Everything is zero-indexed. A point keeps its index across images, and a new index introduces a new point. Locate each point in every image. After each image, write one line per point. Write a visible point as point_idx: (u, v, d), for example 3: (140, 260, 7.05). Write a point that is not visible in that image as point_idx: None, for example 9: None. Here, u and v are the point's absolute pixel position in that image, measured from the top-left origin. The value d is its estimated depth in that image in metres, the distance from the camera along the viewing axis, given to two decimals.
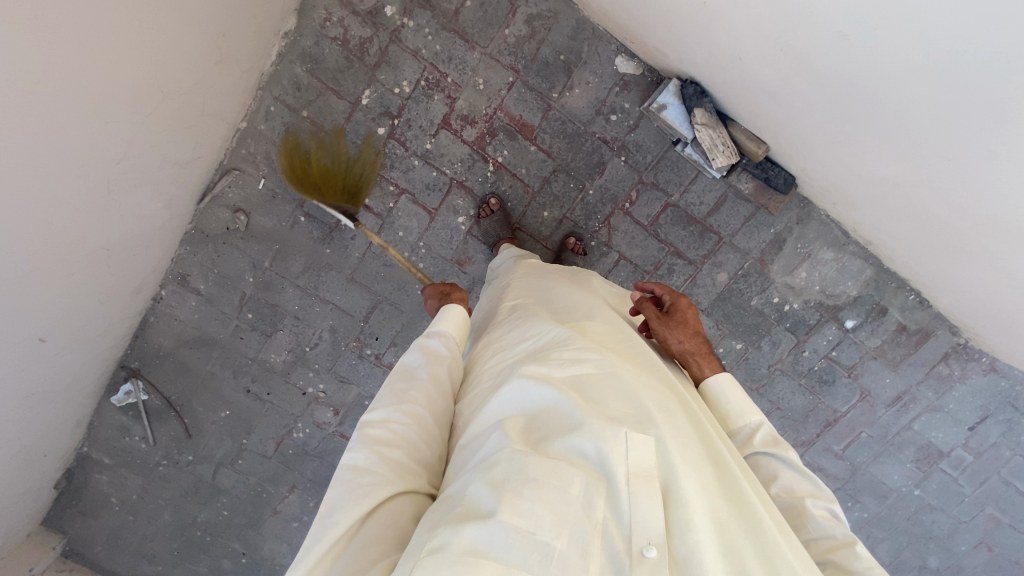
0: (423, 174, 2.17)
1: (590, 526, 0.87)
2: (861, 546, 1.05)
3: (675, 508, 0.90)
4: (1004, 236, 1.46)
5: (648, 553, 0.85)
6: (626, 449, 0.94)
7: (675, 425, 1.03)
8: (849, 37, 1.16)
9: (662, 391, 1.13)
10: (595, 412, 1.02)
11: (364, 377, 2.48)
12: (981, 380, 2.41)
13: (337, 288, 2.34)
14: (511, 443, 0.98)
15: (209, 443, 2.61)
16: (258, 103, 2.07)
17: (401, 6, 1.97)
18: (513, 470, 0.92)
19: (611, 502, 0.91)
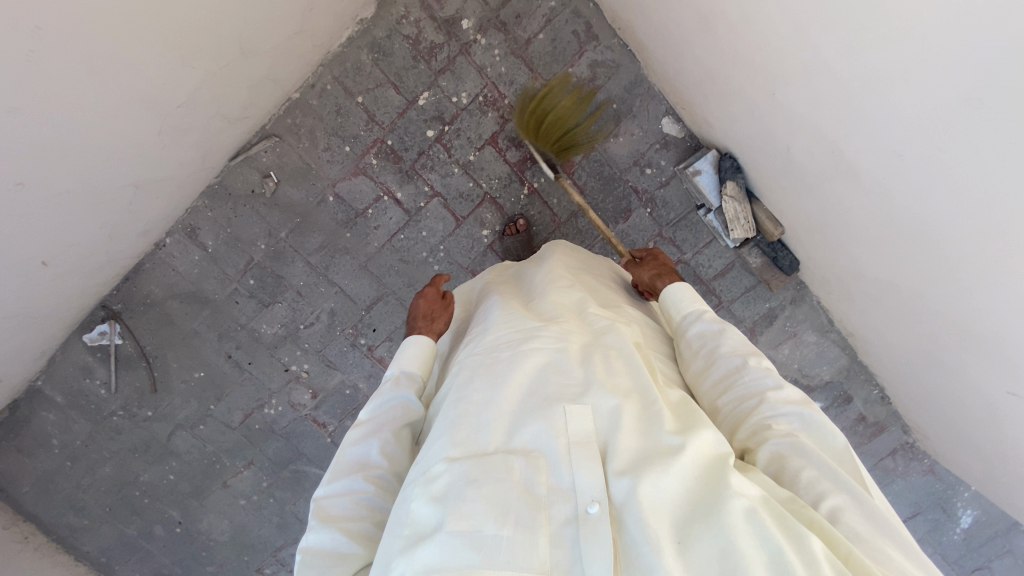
0: (460, 182, 2.23)
1: (536, 503, 0.92)
2: (786, 390, 1.10)
3: (614, 459, 0.95)
4: (964, 376, 1.66)
5: (591, 509, 0.89)
6: (562, 424, 1.00)
7: (612, 388, 1.05)
8: (904, 158, 1.24)
9: (602, 357, 1.14)
10: (530, 396, 1.07)
11: (350, 365, 2.45)
12: (920, 479, 2.61)
13: (347, 272, 2.34)
14: (451, 449, 1.00)
15: (172, 403, 2.50)
16: (316, 79, 2.09)
17: (478, 23, 2.06)
18: (456, 481, 0.95)
19: (554, 476, 0.96)
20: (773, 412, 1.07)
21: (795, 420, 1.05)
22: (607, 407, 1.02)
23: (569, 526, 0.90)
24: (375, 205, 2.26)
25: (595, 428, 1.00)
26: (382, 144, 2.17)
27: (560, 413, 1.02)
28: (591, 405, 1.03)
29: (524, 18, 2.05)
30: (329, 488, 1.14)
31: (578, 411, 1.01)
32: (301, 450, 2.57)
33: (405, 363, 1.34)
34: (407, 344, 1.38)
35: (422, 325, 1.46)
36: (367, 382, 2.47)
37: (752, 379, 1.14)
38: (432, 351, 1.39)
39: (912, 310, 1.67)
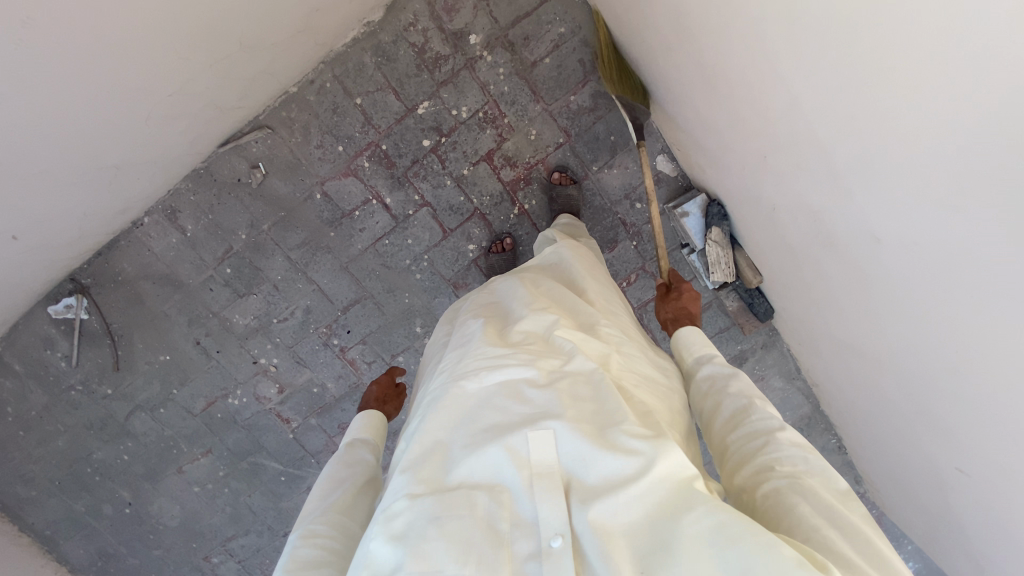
0: (450, 195, 2.22)
1: (498, 540, 0.88)
2: (792, 434, 1.03)
3: (578, 491, 0.91)
4: (916, 441, 1.71)
5: (554, 544, 0.85)
6: (524, 452, 0.95)
7: (576, 412, 1.00)
8: (881, 243, 1.28)
9: (566, 383, 1.08)
10: (494, 424, 1.01)
11: (320, 364, 2.43)
12: None
13: (327, 272, 2.31)
14: (412, 485, 0.95)
15: (134, 383, 2.44)
16: (316, 75, 2.06)
17: (486, 40, 2.04)
18: (416, 520, 0.90)
19: (517, 508, 0.92)
20: (779, 453, 0.99)
21: (801, 461, 0.97)
22: (570, 429, 0.95)
23: (530, 561, 0.86)
24: (363, 208, 2.23)
25: (558, 455, 0.95)
26: (376, 148, 2.15)
27: (522, 440, 0.96)
28: (551, 428, 0.97)
29: (532, 41, 2.05)
30: (291, 550, 1.06)
31: (541, 439, 0.95)
32: (262, 442, 2.55)
33: (359, 429, 1.39)
34: (357, 417, 1.44)
35: (374, 406, 1.50)
36: (336, 382, 2.46)
37: (759, 422, 1.07)
38: (385, 420, 1.45)
39: (873, 375, 1.73)
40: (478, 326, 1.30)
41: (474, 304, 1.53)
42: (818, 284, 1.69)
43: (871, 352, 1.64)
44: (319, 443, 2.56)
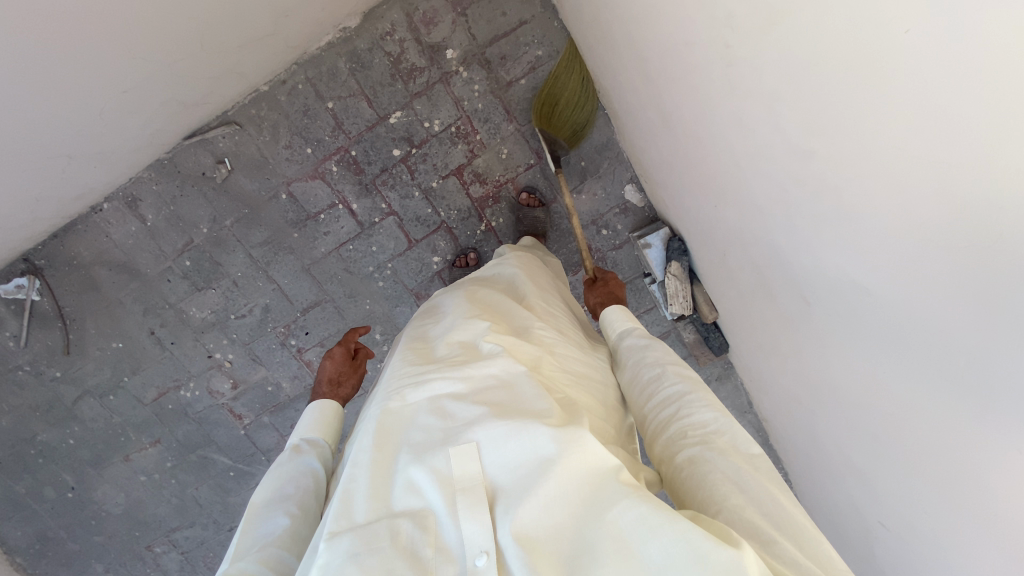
0: (418, 206, 2.21)
1: (421, 571, 0.76)
2: (699, 394, 1.02)
3: (503, 499, 0.81)
4: (845, 489, 1.76)
5: (481, 565, 0.75)
6: (448, 468, 0.85)
7: (497, 413, 0.91)
8: (799, 311, 1.32)
9: (495, 390, 0.99)
10: (416, 441, 0.91)
11: (276, 363, 2.43)
12: None
13: (289, 273, 2.30)
14: (326, 525, 0.82)
15: (84, 368, 2.40)
16: (288, 76, 2.04)
17: (462, 55, 2.04)
18: (331, 563, 0.76)
19: (442, 536, 0.80)
20: (689, 418, 0.99)
21: (710, 423, 0.96)
22: (495, 435, 0.86)
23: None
24: (328, 211, 2.22)
25: (483, 466, 0.85)
26: (345, 153, 2.13)
27: (444, 457, 0.86)
28: (476, 440, 0.87)
29: (508, 61, 2.05)
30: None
31: (464, 453, 0.85)
32: (212, 436, 2.53)
33: (306, 429, 1.21)
34: (305, 412, 1.26)
35: (326, 390, 1.34)
36: (291, 382, 2.46)
37: (668, 388, 1.06)
38: (338, 416, 1.27)
39: (809, 423, 1.77)
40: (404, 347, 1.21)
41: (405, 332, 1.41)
42: (760, 332, 1.73)
43: (806, 403, 1.68)
44: (270, 440, 2.56)
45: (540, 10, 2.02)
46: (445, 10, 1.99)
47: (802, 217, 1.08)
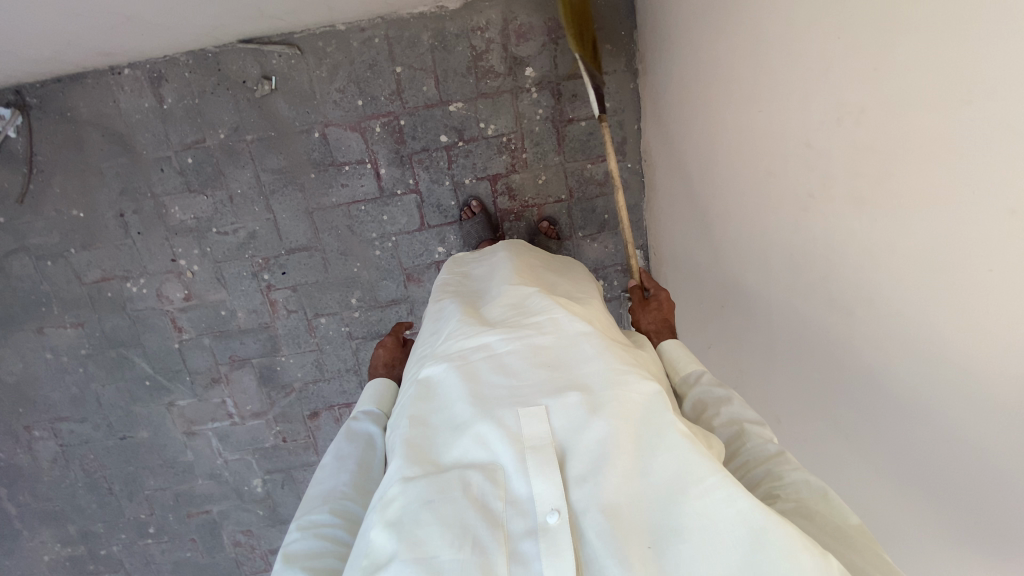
0: (442, 194, 2.23)
1: (494, 520, 0.87)
2: (789, 456, 1.03)
3: (572, 462, 0.92)
4: None
5: (551, 520, 0.86)
6: (519, 428, 0.96)
7: (559, 382, 1.03)
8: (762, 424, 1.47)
9: (553, 354, 1.09)
10: (486, 399, 1.02)
11: (239, 291, 2.34)
12: None
13: (289, 208, 2.23)
14: (406, 470, 0.94)
15: (31, 223, 2.21)
16: (368, 26, 2.02)
17: (539, 78, 2.09)
18: (410, 503, 0.89)
19: (511, 487, 0.92)
20: (782, 479, 0.99)
21: (803, 486, 0.97)
22: (561, 405, 0.98)
23: (527, 539, 0.86)
24: (354, 166, 2.18)
25: (552, 429, 0.96)
26: (394, 119, 2.12)
27: (514, 417, 0.97)
28: (545, 404, 0.98)
29: (578, 100, 2.13)
30: (292, 541, 1.01)
31: (534, 416, 0.97)
32: (142, 339, 2.39)
33: (365, 401, 1.34)
34: (365, 388, 1.40)
35: (382, 372, 1.50)
36: (247, 315, 2.38)
37: (755, 447, 1.07)
38: (392, 392, 1.39)
39: None
40: (459, 310, 1.31)
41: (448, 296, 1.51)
42: None
43: None
44: (201, 364, 2.45)
45: (624, 67, 2.11)
46: (540, 30, 2.05)
47: (810, 359, 1.20)
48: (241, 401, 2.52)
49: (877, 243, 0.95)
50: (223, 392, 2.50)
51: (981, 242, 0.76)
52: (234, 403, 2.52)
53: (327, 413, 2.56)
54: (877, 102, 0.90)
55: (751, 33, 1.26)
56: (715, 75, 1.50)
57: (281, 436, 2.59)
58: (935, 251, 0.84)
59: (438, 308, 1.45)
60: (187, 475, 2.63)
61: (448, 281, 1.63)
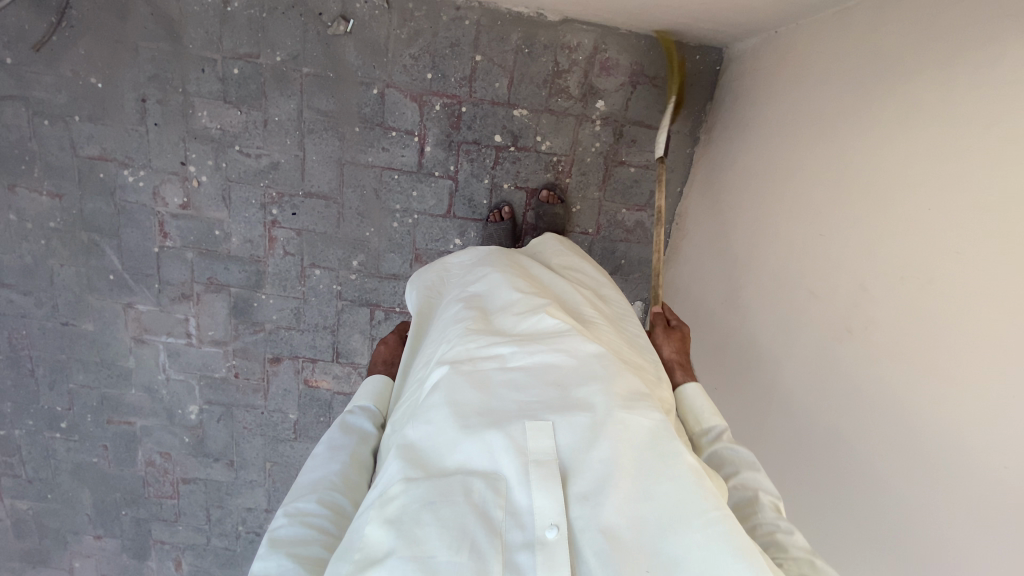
0: (477, 190, 2.22)
1: (493, 529, 0.82)
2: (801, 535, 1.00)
3: (576, 480, 0.86)
4: None
5: (551, 535, 0.81)
6: (522, 438, 0.89)
7: (567, 399, 0.95)
8: None
9: (563, 370, 1.01)
10: (492, 408, 0.94)
11: (240, 217, 2.24)
12: None
13: (321, 152, 2.16)
14: (406, 470, 0.88)
15: (40, 76, 2.03)
16: (464, 8, 2.00)
17: (607, 113, 2.13)
18: (410, 502, 0.84)
19: (513, 497, 0.85)
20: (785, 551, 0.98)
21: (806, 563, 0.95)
22: (569, 425, 0.91)
23: (524, 551, 0.81)
24: (402, 133, 2.14)
25: (558, 447, 0.89)
26: (457, 103, 2.11)
27: (521, 429, 0.90)
28: (550, 421, 0.91)
29: (634, 147, 2.18)
30: (275, 527, 0.99)
31: (539, 430, 0.90)
32: (121, 232, 2.24)
33: (361, 397, 1.31)
34: (363, 383, 1.36)
35: (381, 368, 1.45)
36: (240, 242, 2.28)
37: (766, 517, 1.04)
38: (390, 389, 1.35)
39: None
40: (470, 305, 1.21)
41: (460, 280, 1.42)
42: None
43: None
44: (176, 275, 2.32)
45: (686, 132, 2.18)
46: (621, 69, 2.09)
47: (808, 466, 1.33)
48: (204, 324, 2.41)
49: (912, 398, 1.09)
50: (189, 310, 2.39)
51: (1009, 429, 0.91)
52: (196, 324, 2.41)
53: (289, 362, 2.50)
54: (954, 282, 1.03)
55: (836, 167, 1.37)
56: (784, 184, 1.59)
57: (234, 370, 2.50)
58: (963, 426, 0.99)
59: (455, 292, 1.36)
60: (120, 381, 2.48)
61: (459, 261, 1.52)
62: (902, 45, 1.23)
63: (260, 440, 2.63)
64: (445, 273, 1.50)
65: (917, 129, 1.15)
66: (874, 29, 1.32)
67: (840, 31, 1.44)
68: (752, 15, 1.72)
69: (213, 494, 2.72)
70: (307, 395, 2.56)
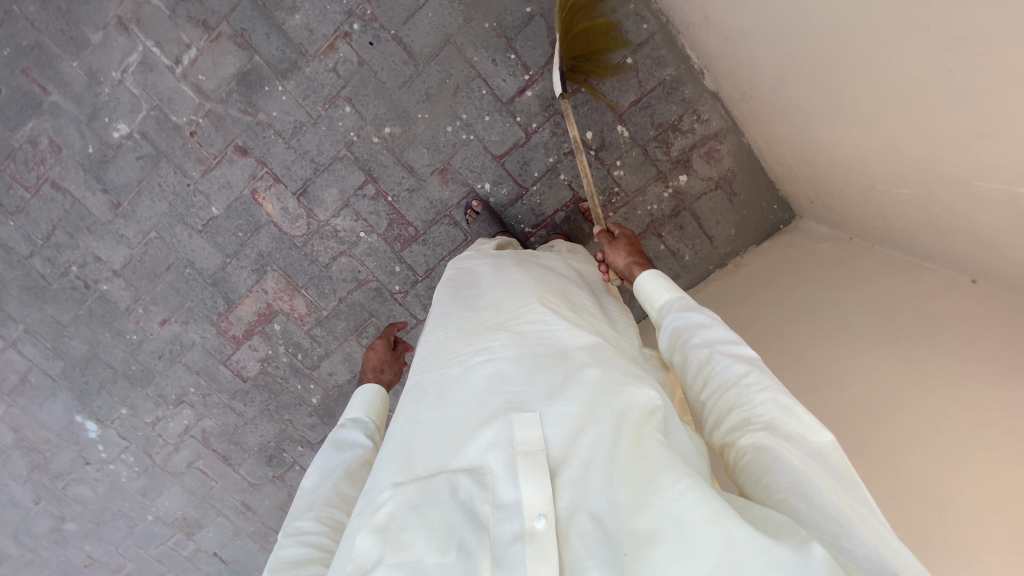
0: (536, 160, 2.20)
1: (480, 525, 0.82)
2: (758, 374, 0.97)
3: (565, 471, 0.85)
4: None
5: (539, 524, 0.80)
6: (510, 432, 0.90)
7: (556, 384, 0.98)
8: None
9: (554, 363, 1.04)
10: (479, 402, 0.98)
11: (320, 4, 2.03)
12: (255, 554, 3.06)
13: (440, 16, 2.03)
14: (396, 474, 0.92)
15: None
16: (652, 14, 2.01)
17: (680, 190, 2.21)
18: (399, 506, 0.86)
19: (500, 489, 0.85)
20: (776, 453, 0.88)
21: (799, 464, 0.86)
22: (555, 413, 0.92)
23: (513, 544, 0.79)
24: (519, 63, 2.07)
25: (548, 438, 0.90)
26: (582, 79, 2.08)
27: (506, 422, 0.92)
28: (539, 412, 0.93)
29: (677, 231, 2.27)
30: (277, 550, 0.98)
31: (527, 422, 0.91)
32: None
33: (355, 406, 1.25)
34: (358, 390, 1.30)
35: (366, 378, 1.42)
36: (300, 25, 2.06)
37: (726, 370, 1.01)
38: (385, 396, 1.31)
39: None
40: (483, 312, 1.26)
41: (472, 286, 1.47)
42: None
43: None
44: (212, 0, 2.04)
45: (721, 252, 2.31)
46: (719, 166, 2.18)
47: None
48: (200, 65, 2.13)
49: None
50: (197, 41, 2.09)
51: None
52: (193, 59, 2.12)
53: (252, 162, 2.26)
54: None
55: (828, 372, 1.49)
56: (774, 356, 1.74)
57: (192, 129, 2.22)
58: None
59: (469, 295, 1.40)
60: (69, 47, 2.11)
61: (468, 267, 1.58)
62: (948, 325, 1.31)
63: (163, 207, 2.35)
64: (461, 275, 1.57)
65: (909, 389, 1.26)
66: (929, 297, 1.43)
67: (901, 275, 1.57)
68: (841, 211, 1.85)
69: (72, 219, 2.37)
70: (244, 203, 2.33)
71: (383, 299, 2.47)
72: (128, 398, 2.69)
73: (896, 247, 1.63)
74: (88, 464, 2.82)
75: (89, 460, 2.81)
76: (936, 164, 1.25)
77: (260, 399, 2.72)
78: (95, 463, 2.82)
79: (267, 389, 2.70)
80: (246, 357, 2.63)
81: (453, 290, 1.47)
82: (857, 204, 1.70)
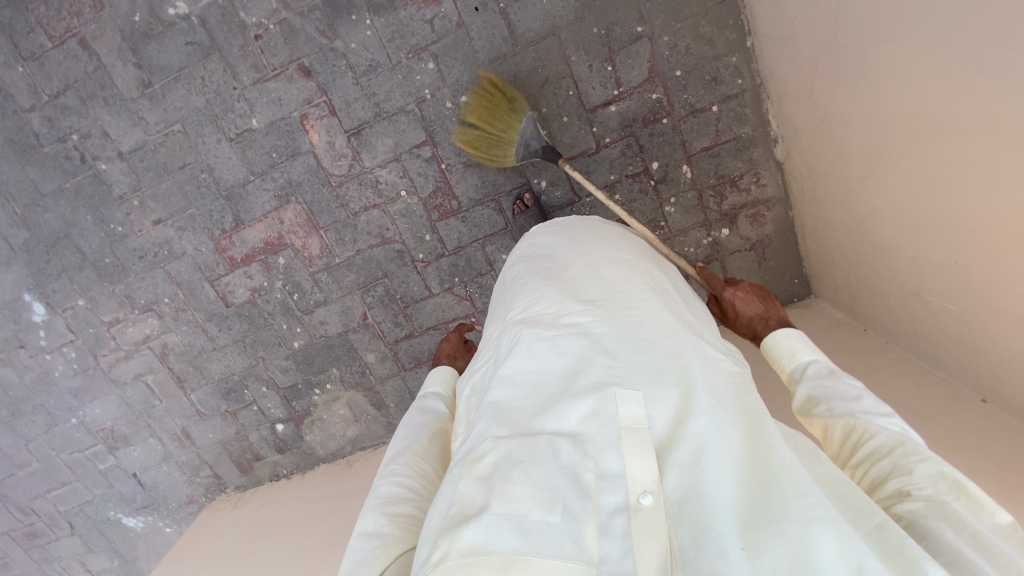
0: (598, 173, 2.21)
1: (584, 491, 0.82)
2: (916, 447, 0.90)
3: (670, 455, 0.84)
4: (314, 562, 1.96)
5: (644, 500, 0.79)
6: (612, 406, 0.90)
7: (657, 367, 0.97)
8: None
9: (654, 344, 1.02)
10: (578, 372, 0.97)
11: None
12: (175, 491, 2.82)
13: (552, 7, 2.03)
14: (497, 428, 0.92)
15: None
16: (750, 71, 2.08)
17: (719, 241, 2.30)
18: (504, 460, 0.87)
19: (603, 460, 0.85)
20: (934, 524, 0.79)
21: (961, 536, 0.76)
22: (660, 396, 0.91)
23: (616, 514, 0.79)
24: (612, 77, 2.09)
25: (652, 418, 0.89)
26: (665, 111, 2.12)
27: (608, 398, 0.91)
28: (642, 391, 0.92)
29: None
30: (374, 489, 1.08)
31: (629, 398, 0.90)
32: None
33: (435, 380, 1.39)
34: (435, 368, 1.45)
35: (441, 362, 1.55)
36: None
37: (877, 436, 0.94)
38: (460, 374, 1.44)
39: None
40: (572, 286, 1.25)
41: (549, 258, 1.45)
42: None
43: None
44: None
45: None
46: (760, 230, 2.29)
47: None
48: None
49: None
50: None
51: None
52: None
53: (312, 86, 2.14)
54: None
55: None
56: None
57: (258, 33, 2.08)
58: None
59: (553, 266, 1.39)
60: None
61: (547, 240, 1.56)
62: (958, 433, 1.41)
63: (198, 103, 2.18)
64: (540, 246, 1.55)
65: None
66: (944, 403, 1.54)
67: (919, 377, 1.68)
68: (869, 304, 1.98)
69: (92, 84, 2.18)
70: (288, 125, 2.19)
71: (403, 263, 2.39)
72: (89, 289, 2.46)
73: (914, 351, 1.76)
74: (25, 345, 2.58)
75: (27, 341, 2.58)
76: (983, 284, 1.37)
77: (238, 328, 2.53)
78: (32, 346, 2.58)
79: (246, 322, 2.52)
80: (237, 282, 2.45)
81: (535, 262, 1.46)
82: (888, 299, 1.85)
